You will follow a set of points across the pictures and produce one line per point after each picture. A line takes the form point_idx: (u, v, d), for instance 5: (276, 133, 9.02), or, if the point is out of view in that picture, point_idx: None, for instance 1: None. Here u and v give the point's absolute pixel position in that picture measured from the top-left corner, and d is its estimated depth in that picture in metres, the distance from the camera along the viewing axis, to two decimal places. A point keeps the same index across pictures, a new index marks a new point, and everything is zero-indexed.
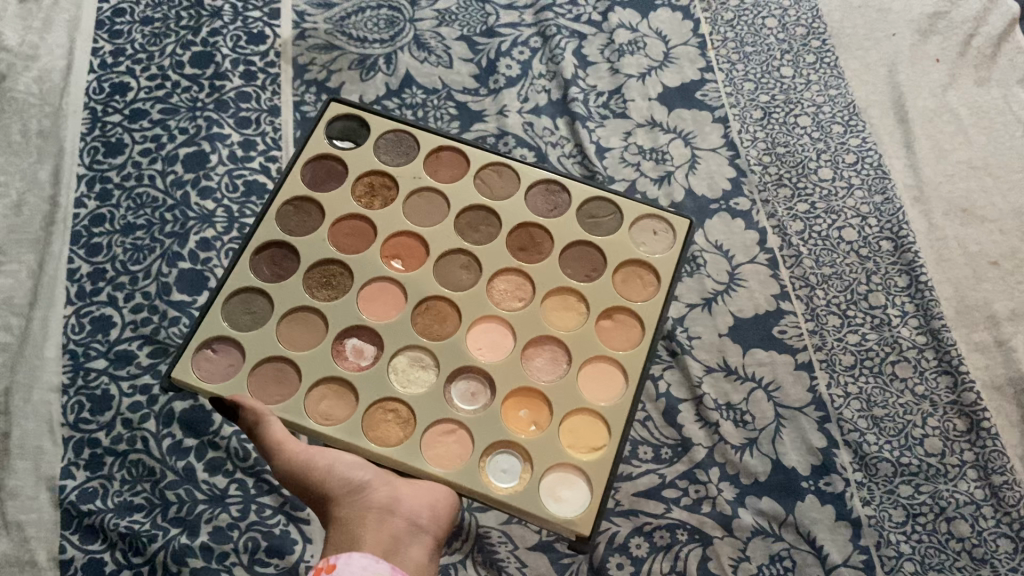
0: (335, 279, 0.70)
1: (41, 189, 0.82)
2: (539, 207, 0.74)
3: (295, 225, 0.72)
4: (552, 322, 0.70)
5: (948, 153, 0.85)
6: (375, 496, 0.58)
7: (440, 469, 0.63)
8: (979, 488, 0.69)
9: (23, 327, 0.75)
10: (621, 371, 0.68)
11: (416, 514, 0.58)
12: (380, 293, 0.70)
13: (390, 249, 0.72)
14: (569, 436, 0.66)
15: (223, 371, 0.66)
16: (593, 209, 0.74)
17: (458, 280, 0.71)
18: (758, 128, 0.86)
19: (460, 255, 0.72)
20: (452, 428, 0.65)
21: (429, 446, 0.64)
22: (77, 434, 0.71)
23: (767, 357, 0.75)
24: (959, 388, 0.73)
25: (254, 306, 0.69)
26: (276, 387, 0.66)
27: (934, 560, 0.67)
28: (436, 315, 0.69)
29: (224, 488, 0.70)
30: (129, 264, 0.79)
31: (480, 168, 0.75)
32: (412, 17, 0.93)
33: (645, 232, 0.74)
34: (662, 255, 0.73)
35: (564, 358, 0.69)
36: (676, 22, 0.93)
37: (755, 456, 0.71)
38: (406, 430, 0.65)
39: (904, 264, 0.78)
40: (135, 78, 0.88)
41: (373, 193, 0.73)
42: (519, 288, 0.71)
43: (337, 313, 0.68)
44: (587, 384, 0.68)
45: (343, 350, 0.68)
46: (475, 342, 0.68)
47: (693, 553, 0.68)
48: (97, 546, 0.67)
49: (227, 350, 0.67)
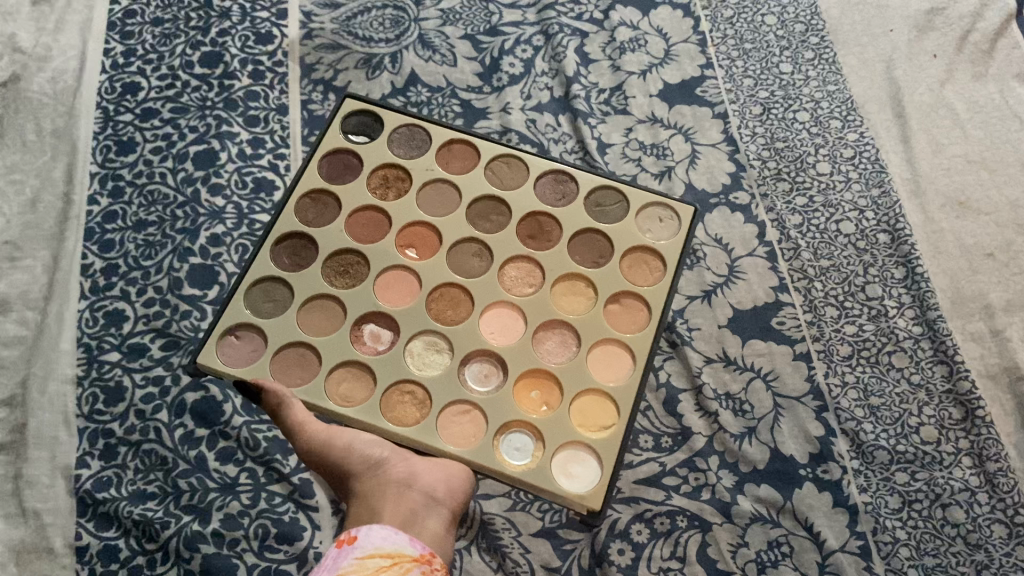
0: (352, 267, 0.72)
1: (55, 187, 0.83)
2: (547, 196, 0.76)
3: (313, 216, 0.74)
4: (561, 307, 0.71)
5: (945, 147, 0.86)
6: (394, 471, 0.60)
7: (455, 447, 0.65)
8: (974, 475, 0.71)
9: (38, 321, 0.77)
10: (629, 353, 0.70)
11: (432, 488, 0.60)
12: (396, 280, 0.72)
13: (404, 237, 0.74)
14: (579, 415, 0.67)
15: (246, 355, 0.68)
16: (599, 197, 0.76)
17: (470, 267, 0.72)
18: (757, 123, 0.87)
19: (471, 243, 0.74)
20: (466, 409, 0.67)
21: (445, 426, 0.66)
22: (91, 424, 0.73)
23: (765, 348, 0.76)
24: (955, 378, 0.74)
25: (275, 294, 0.71)
26: (298, 371, 0.67)
27: (930, 545, 0.68)
28: (450, 301, 0.71)
29: (235, 476, 0.72)
30: (142, 259, 0.81)
31: (491, 159, 0.77)
32: (417, 16, 0.94)
33: (651, 220, 0.75)
34: (667, 241, 0.74)
35: (573, 341, 0.70)
36: (676, 19, 0.94)
37: (753, 445, 0.72)
38: (422, 410, 0.66)
39: (901, 256, 0.80)
40: (146, 78, 0.90)
41: (388, 185, 0.75)
42: (530, 274, 0.73)
43: (355, 300, 0.70)
44: (596, 365, 0.69)
45: (361, 336, 0.69)
46: (488, 326, 0.70)
47: (692, 538, 0.69)
48: (112, 533, 0.69)
49: (250, 337, 0.69)
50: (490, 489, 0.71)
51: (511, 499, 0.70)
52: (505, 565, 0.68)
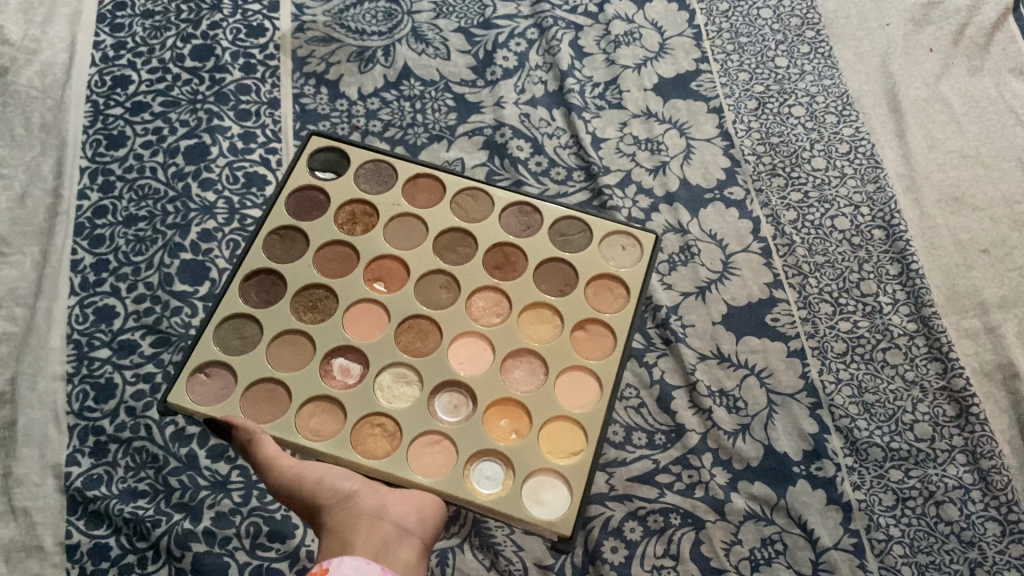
0: (321, 302, 0.71)
1: (44, 181, 0.83)
2: (512, 227, 0.76)
3: (281, 252, 0.73)
4: (528, 335, 0.71)
5: (941, 142, 0.86)
6: (365, 503, 0.61)
7: (426, 478, 0.64)
8: (968, 473, 0.70)
9: (27, 317, 0.76)
10: (595, 380, 0.69)
11: (403, 518, 0.60)
12: (365, 314, 0.71)
13: (372, 271, 0.73)
14: (549, 442, 0.66)
15: (217, 393, 0.67)
16: (564, 227, 0.76)
17: (438, 299, 0.72)
18: (752, 118, 0.87)
19: (440, 275, 0.73)
20: (437, 439, 0.66)
21: (416, 457, 0.65)
22: (82, 421, 0.73)
23: (759, 344, 0.76)
24: (949, 374, 0.74)
25: (244, 331, 0.70)
26: (268, 407, 0.67)
27: (923, 543, 0.68)
28: (419, 333, 0.71)
29: (226, 474, 0.71)
30: (132, 255, 0.80)
31: (456, 193, 0.77)
32: (410, 9, 0.94)
33: (614, 248, 0.75)
34: (630, 268, 0.74)
35: (541, 369, 0.70)
36: (671, 13, 0.94)
37: (747, 442, 0.72)
38: (392, 443, 0.66)
39: (895, 253, 0.79)
40: (136, 71, 0.90)
41: (356, 220, 0.75)
42: (497, 304, 0.72)
43: (324, 334, 0.69)
44: (563, 392, 0.69)
45: (330, 369, 0.69)
46: (457, 357, 0.70)
47: (685, 536, 0.69)
48: (103, 531, 0.69)
49: (219, 373, 0.68)
50: None
51: None
52: (498, 563, 0.68)
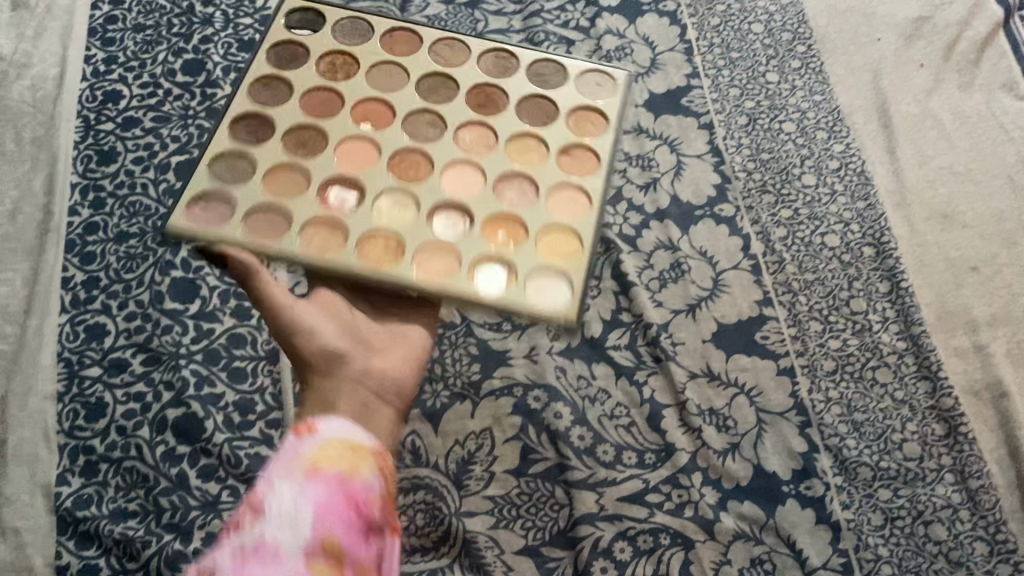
0: (312, 142, 0.64)
1: (35, 198, 0.83)
2: (490, 70, 0.69)
3: (266, 97, 0.66)
4: (516, 160, 0.65)
5: (931, 158, 0.86)
6: (352, 367, 0.57)
7: (427, 280, 0.58)
8: (956, 492, 0.70)
9: (17, 335, 0.77)
10: (585, 196, 0.64)
11: (383, 373, 0.59)
12: (356, 150, 0.65)
13: (358, 109, 0.66)
14: (547, 246, 0.61)
15: (215, 220, 0.60)
16: (540, 67, 0.70)
17: (424, 134, 0.65)
18: (743, 134, 0.87)
19: (424, 114, 0.67)
20: (437, 246, 0.61)
21: (420, 262, 0.60)
22: (72, 441, 0.73)
23: (749, 363, 0.76)
24: (938, 394, 0.74)
25: (238, 167, 0.62)
26: (269, 227, 0.60)
27: (911, 562, 0.68)
28: (411, 165, 0.64)
29: (216, 494, 0.71)
30: (123, 272, 0.80)
31: (433, 41, 0.70)
32: (402, 24, 0.94)
33: (588, 85, 0.69)
34: (607, 99, 0.68)
35: (531, 187, 0.64)
36: (662, 28, 0.94)
37: (736, 461, 0.72)
38: (397, 256, 0.60)
39: (885, 270, 0.80)
40: (127, 86, 0.90)
41: (337, 69, 0.68)
42: (484, 138, 0.66)
43: (312, 166, 0.63)
44: (557, 205, 0.63)
45: (325, 199, 0.62)
46: (452, 183, 0.64)
47: (675, 556, 0.69)
48: (92, 552, 0.69)
49: (213, 203, 0.60)
50: (473, 507, 0.71)
51: (493, 517, 0.70)
52: None
